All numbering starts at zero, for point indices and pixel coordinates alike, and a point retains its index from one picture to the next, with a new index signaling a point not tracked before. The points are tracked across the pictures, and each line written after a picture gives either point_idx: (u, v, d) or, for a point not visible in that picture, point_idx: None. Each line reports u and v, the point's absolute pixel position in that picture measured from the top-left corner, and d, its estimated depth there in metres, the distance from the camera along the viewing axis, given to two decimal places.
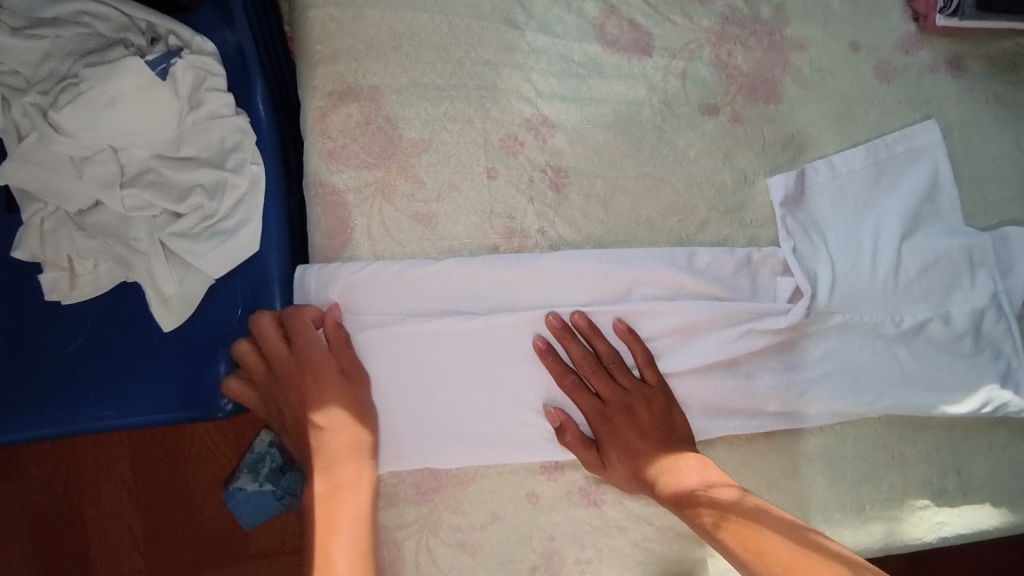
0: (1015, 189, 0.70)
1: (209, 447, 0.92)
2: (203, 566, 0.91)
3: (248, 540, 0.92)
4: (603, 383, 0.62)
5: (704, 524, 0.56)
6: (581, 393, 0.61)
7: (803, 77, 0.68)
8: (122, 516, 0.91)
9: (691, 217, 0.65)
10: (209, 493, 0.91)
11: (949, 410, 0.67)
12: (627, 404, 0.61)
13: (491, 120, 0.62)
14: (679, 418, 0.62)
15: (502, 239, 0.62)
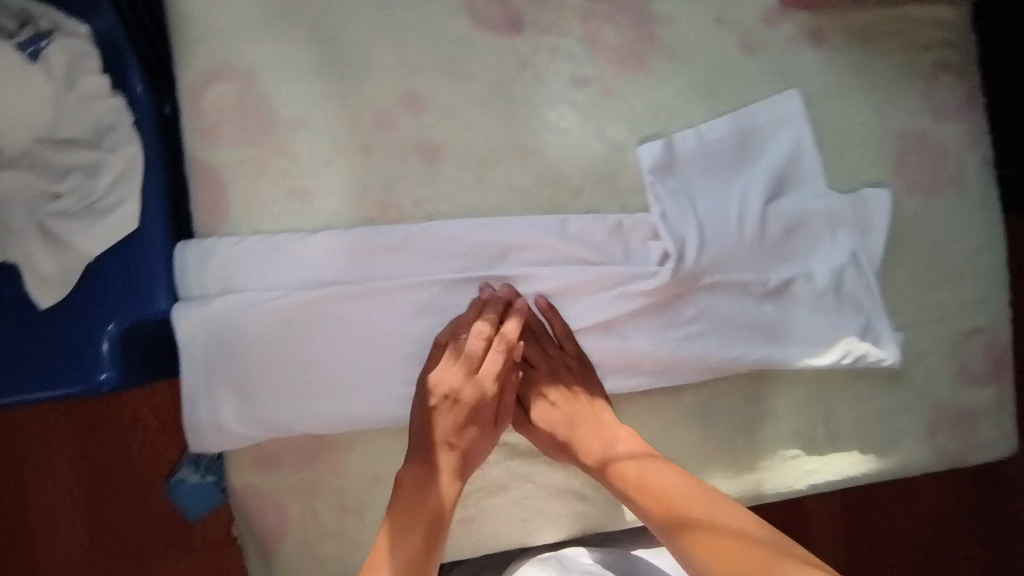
0: (874, 153, 0.74)
1: (150, 440, 0.93)
2: (148, 556, 0.92)
3: (192, 530, 0.93)
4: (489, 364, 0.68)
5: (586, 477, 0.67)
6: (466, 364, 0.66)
7: (670, 51, 0.70)
8: (63, 508, 0.91)
9: (562, 185, 0.69)
10: (153, 485, 0.93)
11: (811, 361, 0.72)
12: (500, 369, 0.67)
13: (364, 97, 0.64)
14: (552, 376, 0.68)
15: (377, 211, 0.65)
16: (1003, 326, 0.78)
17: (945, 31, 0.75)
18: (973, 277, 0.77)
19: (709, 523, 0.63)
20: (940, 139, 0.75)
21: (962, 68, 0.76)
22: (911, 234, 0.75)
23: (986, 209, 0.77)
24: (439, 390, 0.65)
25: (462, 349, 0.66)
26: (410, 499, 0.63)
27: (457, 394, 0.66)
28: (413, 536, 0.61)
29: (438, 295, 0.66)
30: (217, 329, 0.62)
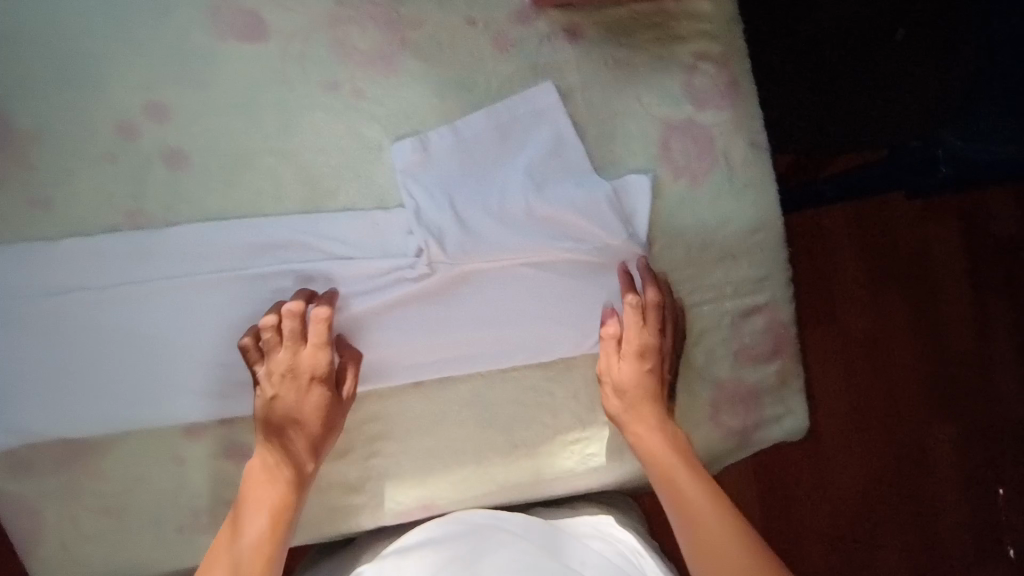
0: (640, 143, 0.76)
1: None
2: None
3: None
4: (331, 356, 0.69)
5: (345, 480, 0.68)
6: (323, 353, 0.68)
7: (422, 52, 0.72)
8: None
9: (318, 186, 0.71)
10: None
11: (572, 344, 0.75)
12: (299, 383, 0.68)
13: (104, 110, 0.66)
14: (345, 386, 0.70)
15: (125, 219, 0.67)
16: (783, 303, 0.80)
17: (700, 22, 0.77)
18: (749, 257, 0.79)
19: (671, 473, 0.71)
20: (704, 125, 0.77)
21: (722, 57, 0.78)
22: (680, 218, 0.77)
23: (759, 191, 0.79)
24: (290, 365, 0.68)
25: (324, 339, 0.68)
26: (256, 490, 0.66)
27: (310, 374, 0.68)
28: (260, 514, 0.65)
29: (192, 297, 0.68)
30: None
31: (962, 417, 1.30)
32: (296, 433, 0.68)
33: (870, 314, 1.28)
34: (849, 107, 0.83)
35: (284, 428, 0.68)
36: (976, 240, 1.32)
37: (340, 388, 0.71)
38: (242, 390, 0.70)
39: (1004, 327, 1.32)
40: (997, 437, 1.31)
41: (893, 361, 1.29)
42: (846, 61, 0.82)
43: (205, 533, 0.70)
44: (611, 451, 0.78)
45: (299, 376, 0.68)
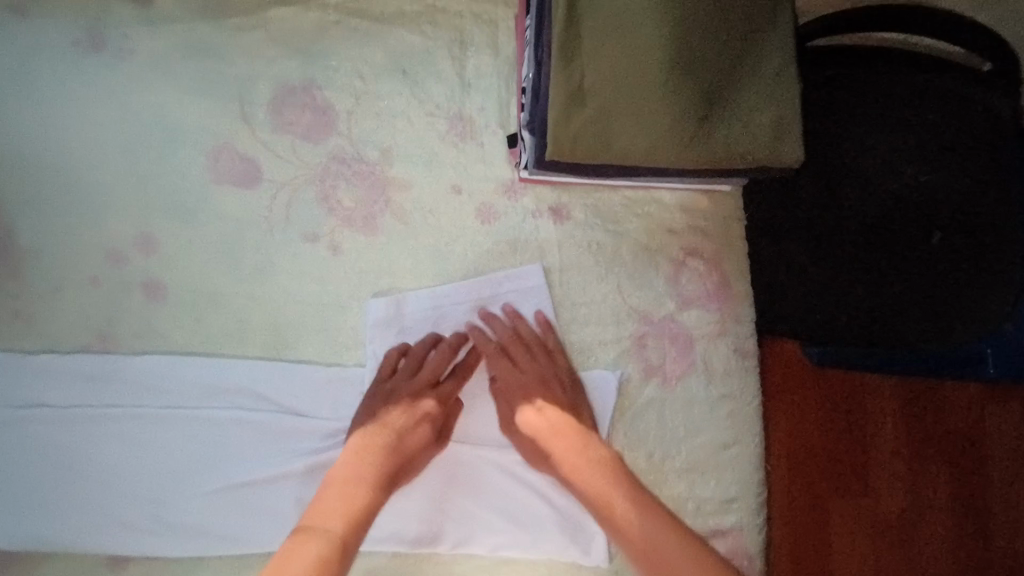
0: (611, 332, 0.73)
1: None
2: None
3: None
4: (429, 376, 0.70)
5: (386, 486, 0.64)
6: (435, 380, 0.70)
7: (404, 214, 0.74)
8: None
9: (280, 333, 0.72)
10: None
11: (514, 542, 0.70)
12: (416, 390, 0.69)
13: (100, 238, 0.71)
14: (449, 390, 0.71)
15: (95, 340, 0.70)
16: (751, 533, 0.72)
17: (695, 217, 0.75)
18: (718, 474, 0.72)
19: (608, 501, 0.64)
20: (684, 325, 0.74)
21: (713, 255, 0.75)
22: (648, 418, 0.72)
23: (738, 402, 0.74)
24: (425, 379, 0.69)
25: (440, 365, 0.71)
26: (339, 502, 0.61)
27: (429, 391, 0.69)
28: (339, 520, 0.59)
29: (138, 425, 0.68)
30: None
31: None
32: (390, 436, 0.66)
33: None
34: (835, 294, 0.81)
35: (360, 455, 0.65)
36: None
37: (255, 548, 0.68)
38: (162, 530, 0.68)
39: None
40: None
41: None
42: (855, 255, 0.80)
43: None
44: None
45: (405, 394, 0.68)
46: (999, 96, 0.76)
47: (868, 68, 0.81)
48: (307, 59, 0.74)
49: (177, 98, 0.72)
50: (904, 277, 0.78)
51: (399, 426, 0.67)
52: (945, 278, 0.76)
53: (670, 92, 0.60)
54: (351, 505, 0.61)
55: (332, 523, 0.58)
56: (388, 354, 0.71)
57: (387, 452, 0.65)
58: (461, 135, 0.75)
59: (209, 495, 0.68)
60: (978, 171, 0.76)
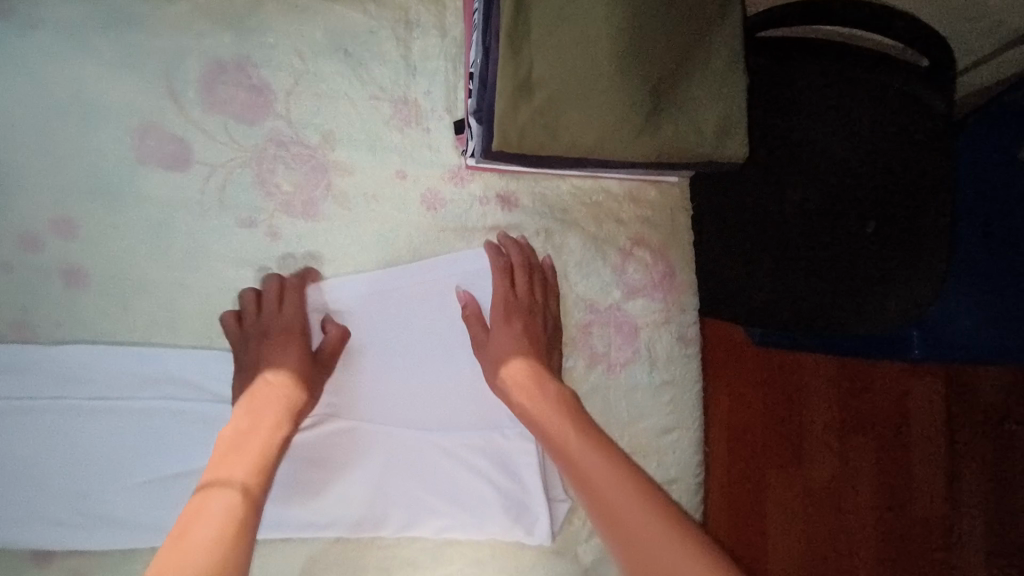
0: (558, 321, 0.73)
1: None
2: None
3: None
4: (297, 317, 0.68)
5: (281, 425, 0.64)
6: (297, 313, 0.68)
7: (346, 200, 0.71)
8: None
9: (216, 322, 0.69)
10: None
11: (456, 525, 0.71)
12: (263, 330, 0.67)
13: (12, 221, 0.66)
14: (280, 320, 0.68)
15: (12, 329, 0.66)
16: (688, 511, 0.76)
17: (642, 207, 0.76)
18: (659, 457, 0.75)
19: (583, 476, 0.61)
20: (630, 314, 0.74)
21: (659, 245, 0.76)
22: (591, 405, 0.74)
23: (679, 388, 0.76)
24: (280, 325, 0.68)
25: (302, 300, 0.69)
26: (244, 447, 0.61)
27: (302, 333, 0.68)
28: (240, 470, 0.59)
29: (63, 418, 0.65)
30: None
31: None
32: (265, 380, 0.66)
33: None
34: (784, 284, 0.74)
35: (252, 402, 0.65)
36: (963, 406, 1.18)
37: None
38: (94, 523, 0.66)
39: None
40: None
41: None
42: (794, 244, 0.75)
43: None
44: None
45: (261, 337, 0.67)
46: (938, 93, 0.72)
47: (817, 60, 0.74)
48: (239, 33, 0.70)
49: (97, 71, 0.67)
50: (845, 271, 0.74)
51: (283, 364, 0.67)
52: (883, 271, 0.73)
53: (619, 85, 0.59)
54: (249, 456, 0.61)
55: (229, 479, 0.59)
56: (240, 295, 0.68)
57: (284, 388, 0.66)
58: (406, 119, 0.72)
59: (142, 487, 0.67)
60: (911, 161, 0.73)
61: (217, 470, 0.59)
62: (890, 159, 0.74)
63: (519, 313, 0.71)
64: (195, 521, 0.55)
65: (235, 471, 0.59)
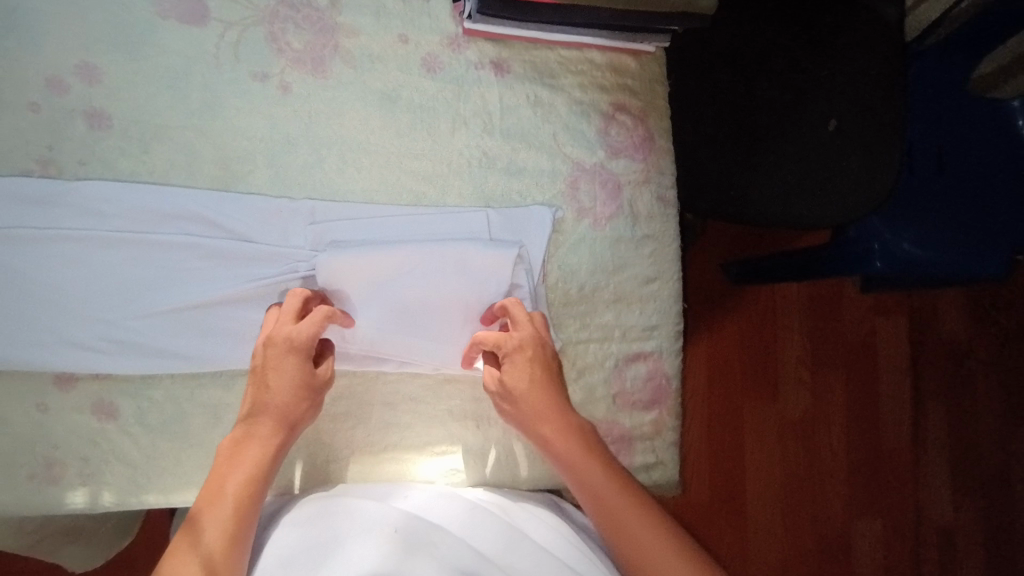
0: (548, 177, 0.80)
1: None
2: None
3: None
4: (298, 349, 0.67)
5: (286, 429, 0.66)
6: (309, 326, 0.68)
7: (353, 59, 0.77)
8: None
9: (230, 167, 0.74)
10: None
11: (456, 362, 0.77)
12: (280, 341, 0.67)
13: (38, 63, 0.70)
14: (297, 335, 0.67)
15: (37, 166, 0.70)
16: (667, 355, 0.83)
17: (623, 77, 0.83)
18: (641, 305, 0.82)
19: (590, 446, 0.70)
20: (613, 172, 0.81)
21: (639, 112, 0.83)
22: (579, 255, 0.80)
23: (659, 242, 0.83)
24: (284, 332, 0.68)
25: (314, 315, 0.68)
26: (260, 433, 0.65)
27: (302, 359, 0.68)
28: (239, 474, 0.62)
29: (89, 249, 0.70)
30: None
31: (862, 474, 1.43)
32: (276, 388, 0.66)
33: (809, 400, 1.43)
34: (752, 162, 0.97)
35: (259, 404, 0.66)
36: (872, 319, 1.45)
37: (208, 365, 0.72)
38: (115, 350, 0.70)
39: (937, 424, 1.44)
40: (898, 495, 1.43)
41: (822, 435, 1.43)
42: (765, 133, 0.97)
43: (55, 485, 0.69)
44: (473, 470, 0.78)
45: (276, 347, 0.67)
46: (888, 5, 0.98)
47: None
48: None
49: None
50: (807, 155, 0.96)
51: (284, 383, 0.66)
52: (836, 155, 0.95)
53: None
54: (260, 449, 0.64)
55: (235, 472, 0.62)
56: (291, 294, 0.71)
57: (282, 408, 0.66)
58: None
59: (162, 316, 0.72)
60: (867, 62, 0.96)
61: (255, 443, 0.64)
62: (854, 67, 0.97)
63: (529, 344, 0.72)
64: (216, 497, 0.61)
65: (246, 457, 0.63)
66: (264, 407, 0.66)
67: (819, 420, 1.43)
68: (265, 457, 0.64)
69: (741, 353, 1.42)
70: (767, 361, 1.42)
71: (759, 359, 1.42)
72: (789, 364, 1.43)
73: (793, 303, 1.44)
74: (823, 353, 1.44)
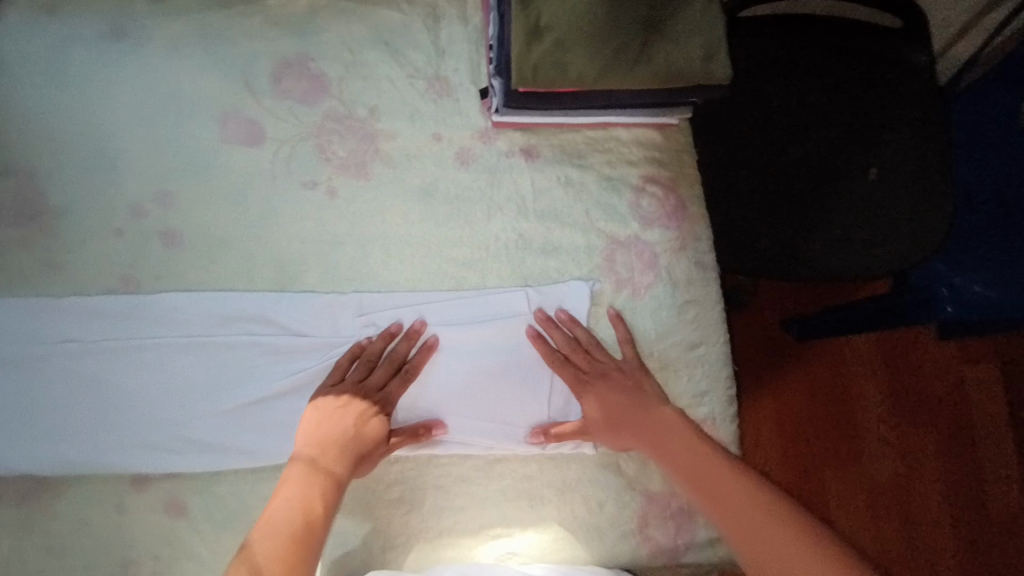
0: (583, 252, 0.82)
1: None
2: None
3: None
4: (399, 392, 0.75)
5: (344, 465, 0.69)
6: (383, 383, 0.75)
7: (392, 161, 0.83)
8: None
9: (286, 269, 0.79)
10: None
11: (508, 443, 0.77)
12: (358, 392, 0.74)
13: (121, 192, 0.79)
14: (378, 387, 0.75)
15: (118, 283, 0.77)
16: (722, 421, 0.81)
17: (650, 150, 0.86)
18: (689, 371, 0.81)
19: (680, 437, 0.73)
20: (648, 242, 0.83)
21: (668, 181, 0.85)
22: (619, 326, 0.80)
23: (701, 307, 0.82)
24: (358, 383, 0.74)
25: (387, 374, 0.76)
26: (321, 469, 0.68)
27: (388, 411, 0.74)
28: (305, 489, 0.66)
29: (160, 354, 0.76)
30: None
31: (975, 536, 1.29)
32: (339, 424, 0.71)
33: (896, 462, 1.33)
34: (794, 222, 0.96)
35: (319, 436, 0.71)
36: (954, 369, 1.35)
37: (268, 459, 0.75)
38: (186, 448, 0.74)
39: None
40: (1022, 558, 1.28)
41: (920, 497, 1.31)
42: (803, 192, 0.96)
43: None
44: (532, 551, 0.77)
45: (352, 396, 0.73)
46: (916, 51, 0.97)
47: (813, 36, 0.98)
48: (301, 36, 0.85)
49: (189, 73, 0.83)
50: (851, 209, 0.95)
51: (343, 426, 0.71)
52: (882, 204, 0.94)
53: (612, 34, 0.72)
54: (303, 495, 0.66)
55: (299, 489, 0.66)
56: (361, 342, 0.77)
57: (334, 451, 0.70)
58: (439, 93, 0.86)
59: (226, 414, 0.75)
60: (898, 110, 0.96)
61: (300, 485, 0.67)
62: (887, 117, 0.97)
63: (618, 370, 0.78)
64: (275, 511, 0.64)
65: (308, 478, 0.67)
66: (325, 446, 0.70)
67: (913, 481, 1.32)
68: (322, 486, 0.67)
69: (813, 417, 1.35)
70: (842, 423, 1.34)
71: (833, 422, 1.34)
72: (869, 424, 1.34)
73: (864, 357, 1.37)
74: (907, 409, 1.35)
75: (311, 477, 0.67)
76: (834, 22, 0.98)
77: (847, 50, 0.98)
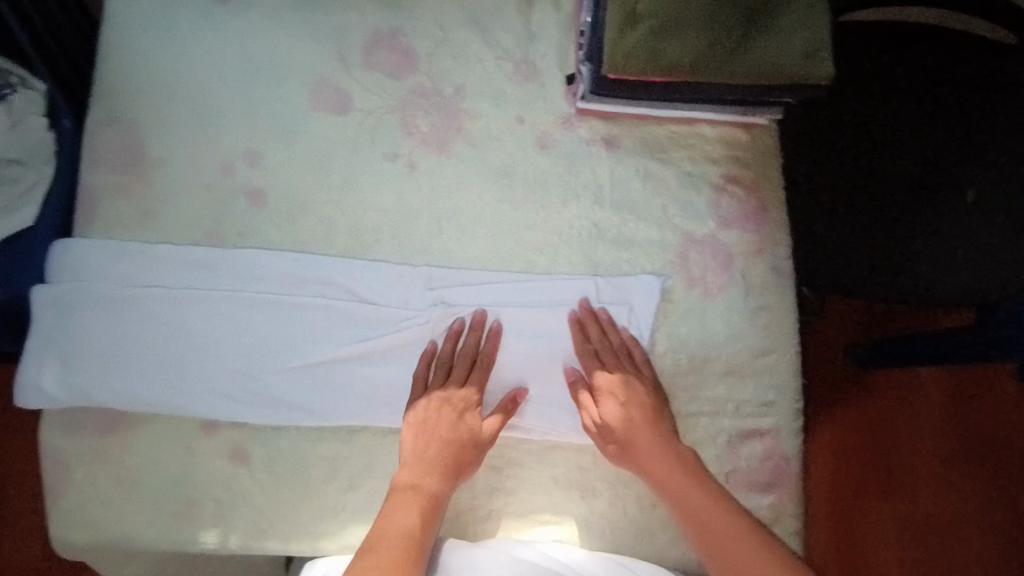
0: (656, 247, 0.81)
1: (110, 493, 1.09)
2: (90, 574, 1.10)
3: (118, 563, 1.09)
4: (481, 382, 0.77)
5: (444, 478, 0.73)
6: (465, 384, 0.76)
7: (473, 139, 0.84)
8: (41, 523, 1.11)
9: (363, 238, 0.81)
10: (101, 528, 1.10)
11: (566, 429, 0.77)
12: (450, 396, 0.76)
13: (216, 150, 0.82)
14: (473, 387, 0.76)
15: (206, 237, 0.81)
16: (786, 435, 0.78)
17: (734, 149, 0.84)
18: (756, 379, 0.79)
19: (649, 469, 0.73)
20: (724, 243, 0.81)
21: (751, 183, 0.83)
22: (687, 325, 0.79)
23: (774, 314, 0.80)
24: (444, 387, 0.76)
25: (465, 374, 0.77)
26: (427, 485, 0.72)
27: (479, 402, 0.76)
28: (406, 511, 0.71)
29: (237, 308, 0.78)
30: (65, 311, 0.78)
31: None
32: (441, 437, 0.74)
33: (957, 505, 1.26)
34: (879, 240, 0.91)
35: (422, 450, 0.74)
36: None
37: (330, 420, 0.77)
38: (254, 401, 0.77)
39: None
40: None
41: (980, 543, 1.25)
42: (892, 210, 0.92)
43: (194, 523, 0.75)
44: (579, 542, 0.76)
45: (444, 401, 0.75)
46: None
47: (914, 51, 0.94)
48: (395, 10, 0.87)
49: (287, 41, 0.85)
50: (943, 231, 0.90)
51: (438, 433, 0.74)
52: (978, 229, 0.89)
53: (708, 28, 0.70)
54: (413, 517, 0.70)
55: (406, 511, 0.71)
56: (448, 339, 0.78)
57: (437, 467, 0.73)
58: (526, 76, 0.86)
59: (294, 372, 0.78)
60: (1003, 132, 0.91)
61: (404, 505, 0.71)
62: (990, 137, 0.91)
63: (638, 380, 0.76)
64: (377, 542, 0.69)
65: (411, 504, 0.71)
66: (428, 458, 0.73)
67: (975, 526, 1.25)
68: (428, 509, 0.71)
69: (873, 450, 1.28)
70: (902, 458, 1.28)
71: (895, 456, 1.28)
72: (933, 461, 1.27)
73: (935, 390, 1.29)
74: (975, 448, 1.27)
75: (415, 499, 0.71)
76: (947, 33, 0.93)
77: (954, 66, 0.93)
